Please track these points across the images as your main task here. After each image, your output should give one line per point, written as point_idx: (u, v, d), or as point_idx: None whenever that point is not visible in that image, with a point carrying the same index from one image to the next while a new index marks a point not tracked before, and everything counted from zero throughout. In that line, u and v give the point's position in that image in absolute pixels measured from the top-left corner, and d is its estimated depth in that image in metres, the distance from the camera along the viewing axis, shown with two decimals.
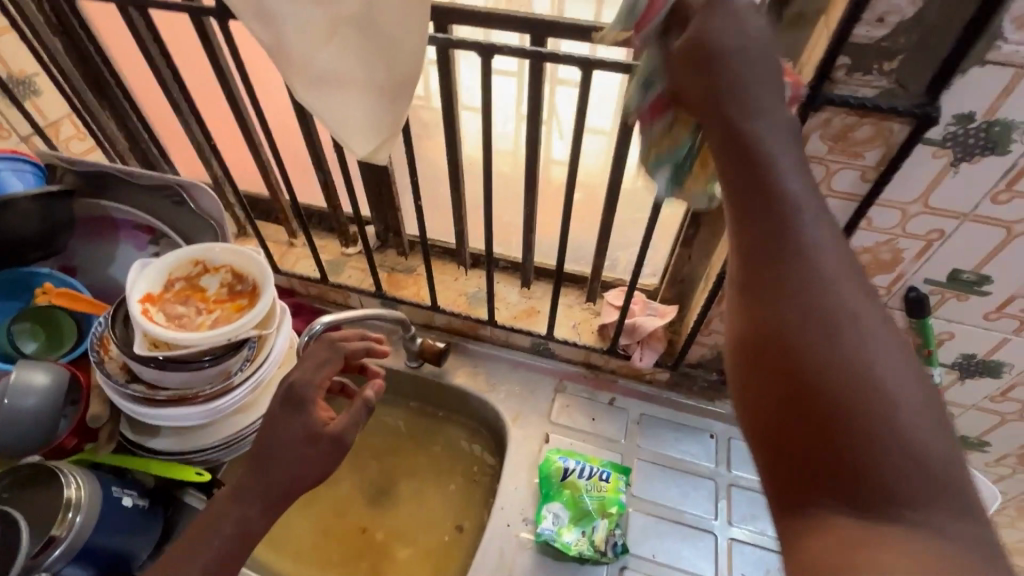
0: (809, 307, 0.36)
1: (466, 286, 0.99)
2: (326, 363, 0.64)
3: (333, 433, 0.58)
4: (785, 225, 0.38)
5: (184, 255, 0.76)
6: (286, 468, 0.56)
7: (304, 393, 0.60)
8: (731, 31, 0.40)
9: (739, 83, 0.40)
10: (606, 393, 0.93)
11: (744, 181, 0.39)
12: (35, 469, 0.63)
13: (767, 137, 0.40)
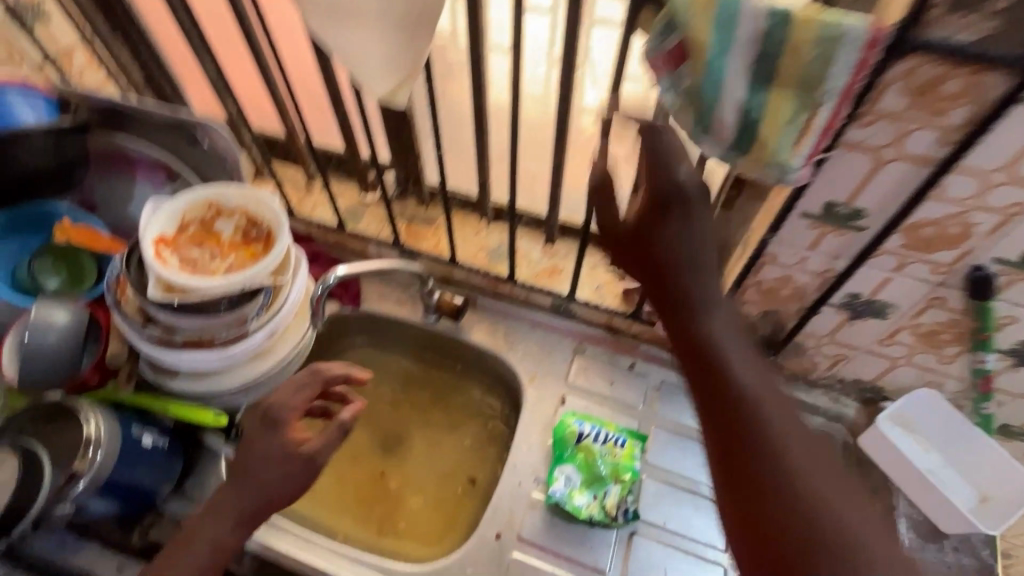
0: (755, 445, 0.44)
1: (487, 241, 0.95)
2: (303, 387, 0.65)
3: (306, 453, 0.61)
4: (729, 365, 0.48)
5: (197, 198, 0.73)
6: (258, 489, 0.59)
7: (280, 415, 0.62)
8: (672, 234, 0.53)
9: (675, 274, 0.52)
10: (626, 357, 0.89)
11: (702, 377, 0.48)
12: (57, 406, 0.63)
13: (716, 320, 0.50)
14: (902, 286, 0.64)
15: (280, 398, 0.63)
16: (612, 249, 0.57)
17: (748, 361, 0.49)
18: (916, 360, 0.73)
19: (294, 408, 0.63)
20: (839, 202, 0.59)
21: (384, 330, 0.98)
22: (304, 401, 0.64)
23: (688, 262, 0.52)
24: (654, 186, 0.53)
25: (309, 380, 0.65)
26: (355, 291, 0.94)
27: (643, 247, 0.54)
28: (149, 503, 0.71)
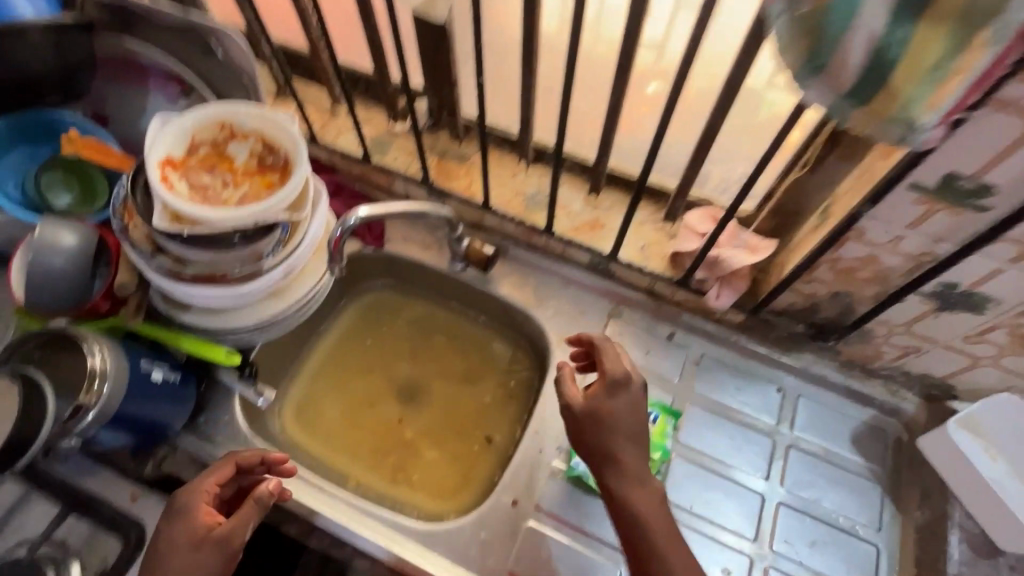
0: (627, 519, 0.60)
1: (524, 186, 0.86)
2: (213, 472, 0.62)
3: (219, 537, 0.57)
4: (616, 476, 0.62)
5: (208, 116, 0.65)
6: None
7: (187, 504, 0.59)
8: (622, 406, 0.63)
9: (597, 437, 0.63)
10: (666, 325, 0.82)
11: (629, 541, 0.60)
12: (61, 333, 0.60)
13: (636, 489, 0.61)
14: (1014, 280, 0.54)
15: (187, 487, 0.60)
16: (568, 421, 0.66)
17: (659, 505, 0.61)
18: (1005, 363, 0.64)
19: (201, 492, 0.60)
20: (962, 176, 0.48)
21: (408, 274, 0.92)
22: (213, 485, 0.61)
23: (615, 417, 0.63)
24: (594, 395, 0.64)
25: (220, 464, 0.63)
26: (376, 230, 0.87)
27: (579, 429, 0.64)
28: (161, 436, 0.69)
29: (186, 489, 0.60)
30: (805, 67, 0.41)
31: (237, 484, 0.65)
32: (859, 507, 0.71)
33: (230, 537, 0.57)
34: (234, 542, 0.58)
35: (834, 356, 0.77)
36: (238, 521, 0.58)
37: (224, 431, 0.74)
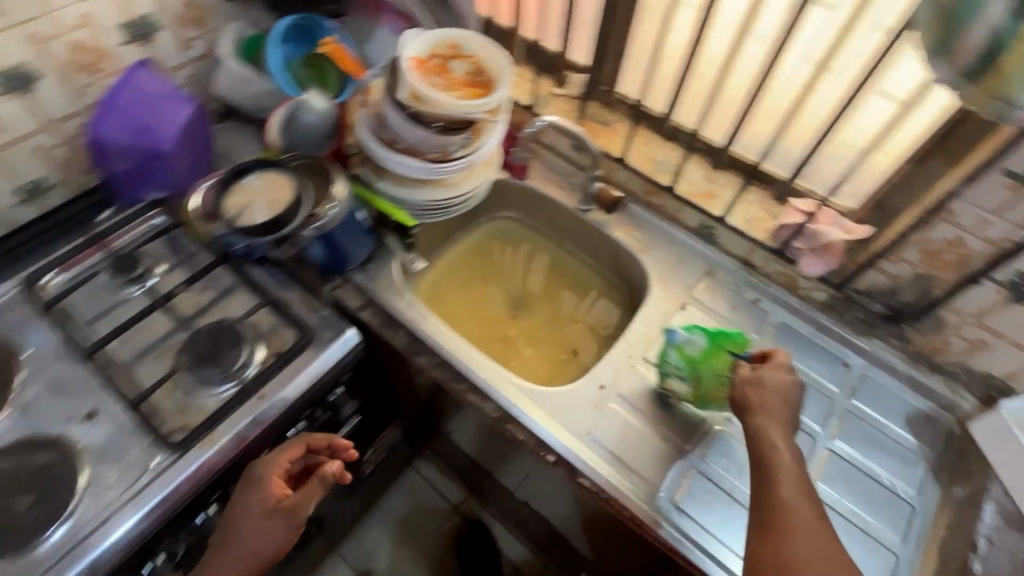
0: (765, 470, 0.65)
1: (655, 154, 1.03)
2: (283, 452, 0.78)
3: (287, 507, 0.75)
4: (756, 398, 0.70)
5: (447, 38, 0.88)
6: (246, 541, 0.73)
7: (263, 474, 0.76)
8: (774, 373, 0.71)
9: (767, 379, 0.71)
10: (752, 292, 0.95)
11: (756, 454, 0.67)
12: (319, 166, 0.82)
13: (773, 408, 0.69)
14: None
15: (265, 461, 0.77)
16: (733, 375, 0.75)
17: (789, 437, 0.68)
18: None
19: (276, 468, 0.77)
20: None
21: (535, 208, 1.09)
22: (286, 461, 0.78)
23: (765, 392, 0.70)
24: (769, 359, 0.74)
25: (291, 447, 0.80)
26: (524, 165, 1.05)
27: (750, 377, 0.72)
28: (342, 265, 0.90)
29: (262, 464, 0.77)
30: (940, 46, 0.56)
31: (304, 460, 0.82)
32: (902, 471, 0.80)
33: (296, 508, 0.75)
34: (299, 514, 0.76)
35: (901, 345, 0.87)
36: (303, 497, 0.76)
37: (381, 279, 0.92)
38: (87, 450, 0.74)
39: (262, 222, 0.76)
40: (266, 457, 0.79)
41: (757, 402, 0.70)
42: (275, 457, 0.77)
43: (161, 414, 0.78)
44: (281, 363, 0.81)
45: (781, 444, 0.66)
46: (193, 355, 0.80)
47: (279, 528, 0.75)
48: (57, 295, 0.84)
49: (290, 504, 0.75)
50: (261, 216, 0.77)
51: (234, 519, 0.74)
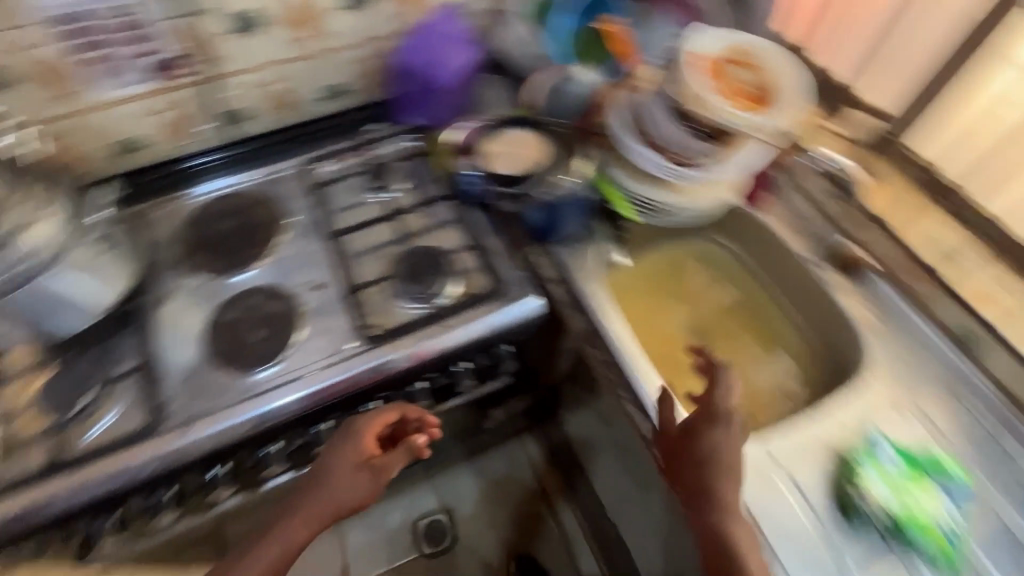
0: (718, 537, 0.69)
1: (926, 234, 0.95)
2: (376, 416, 0.82)
3: (375, 465, 0.81)
4: (695, 464, 0.71)
5: (751, 43, 0.88)
6: (337, 486, 0.80)
7: (358, 430, 0.82)
8: (718, 434, 0.71)
9: (702, 442, 0.71)
10: (995, 420, 0.81)
11: (698, 509, 0.71)
12: (566, 143, 0.93)
13: (729, 474, 0.70)
14: None
15: (361, 422, 0.82)
16: (663, 430, 0.75)
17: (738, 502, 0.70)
18: None
19: (370, 430, 0.82)
20: None
21: (757, 248, 1.00)
22: (378, 425, 0.82)
23: (705, 446, 0.71)
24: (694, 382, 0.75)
25: (383, 413, 0.83)
26: (763, 196, 0.95)
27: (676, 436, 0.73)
28: (547, 235, 0.92)
29: (358, 421, 0.83)
30: None
31: (395, 425, 0.86)
32: None
33: (381, 470, 0.81)
34: (384, 473, 0.82)
35: None
36: (391, 460, 0.81)
37: (579, 262, 0.93)
38: (309, 313, 0.88)
39: (509, 173, 0.89)
40: (360, 416, 0.84)
41: (694, 454, 0.71)
42: (371, 417, 0.83)
43: (368, 306, 0.89)
44: (472, 305, 0.87)
45: (731, 503, 0.69)
46: (406, 272, 0.91)
47: (361, 483, 0.81)
48: (327, 179, 1.01)
49: (375, 465, 0.81)
50: (508, 168, 0.90)
51: (330, 462, 0.81)
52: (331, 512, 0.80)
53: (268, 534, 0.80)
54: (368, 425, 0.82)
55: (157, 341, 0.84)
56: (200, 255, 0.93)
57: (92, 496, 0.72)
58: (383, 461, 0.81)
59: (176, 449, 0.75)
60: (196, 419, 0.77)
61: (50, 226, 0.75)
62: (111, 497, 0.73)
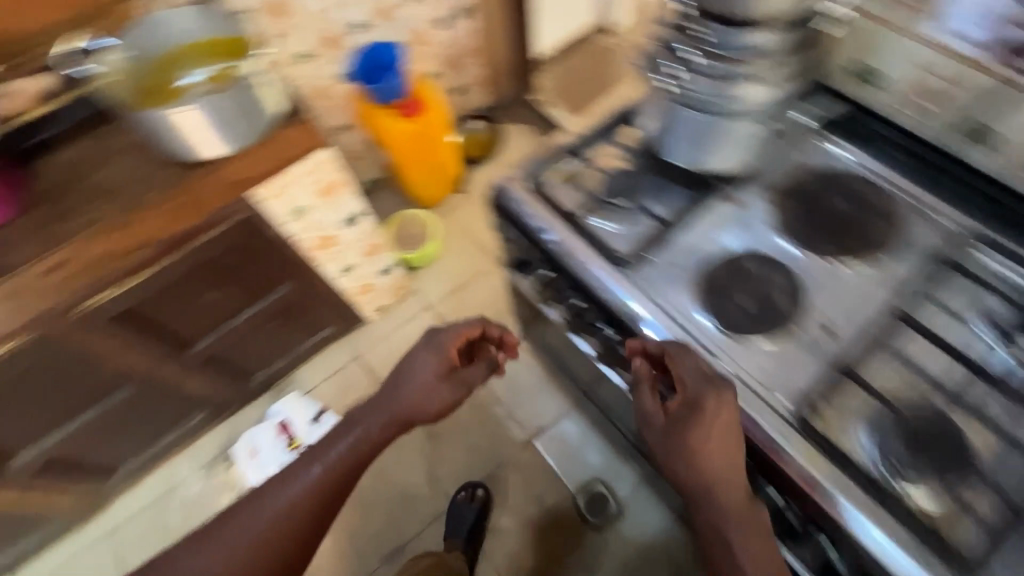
0: (703, 503, 0.68)
1: None
2: (450, 333, 0.96)
3: (461, 377, 0.95)
4: (672, 442, 0.69)
5: None
6: (420, 393, 0.91)
7: (441, 341, 0.96)
8: (688, 407, 0.70)
9: (681, 417, 0.70)
10: None
11: (679, 480, 0.70)
12: None
13: (705, 439, 0.67)
14: None
15: (442, 333, 0.96)
16: (640, 409, 0.75)
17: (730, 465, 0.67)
18: None
19: (454, 339, 0.96)
20: None
21: None
22: (464, 334, 0.97)
23: (699, 434, 0.67)
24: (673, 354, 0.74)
25: (460, 329, 0.97)
26: None
27: (652, 413, 0.74)
28: None
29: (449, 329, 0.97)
30: None
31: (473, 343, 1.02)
32: None
33: (463, 379, 0.96)
34: (467, 381, 0.96)
35: None
36: (472, 372, 0.97)
37: None
38: (790, 335, 0.76)
39: None
40: (438, 330, 0.97)
41: (688, 444, 0.68)
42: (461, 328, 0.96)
43: (840, 397, 0.72)
44: (925, 544, 0.60)
45: (714, 465, 0.67)
46: (909, 428, 0.69)
47: (452, 389, 0.93)
48: (973, 272, 0.77)
49: (460, 376, 0.95)
50: None
51: (414, 370, 0.93)
52: (412, 415, 0.92)
53: (352, 428, 0.90)
54: (461, 331, 0.96)
55: (689, 218, 0.87)
56: (787, 201, 0.88)
57: (554, 248, 0.85)
58: (468, 372, 0.97)
59: (613, 289, 0.81)
60: (642, 293, 0.80)
61: (773, 91, 0.74)
62: (549, 257, 0.88)
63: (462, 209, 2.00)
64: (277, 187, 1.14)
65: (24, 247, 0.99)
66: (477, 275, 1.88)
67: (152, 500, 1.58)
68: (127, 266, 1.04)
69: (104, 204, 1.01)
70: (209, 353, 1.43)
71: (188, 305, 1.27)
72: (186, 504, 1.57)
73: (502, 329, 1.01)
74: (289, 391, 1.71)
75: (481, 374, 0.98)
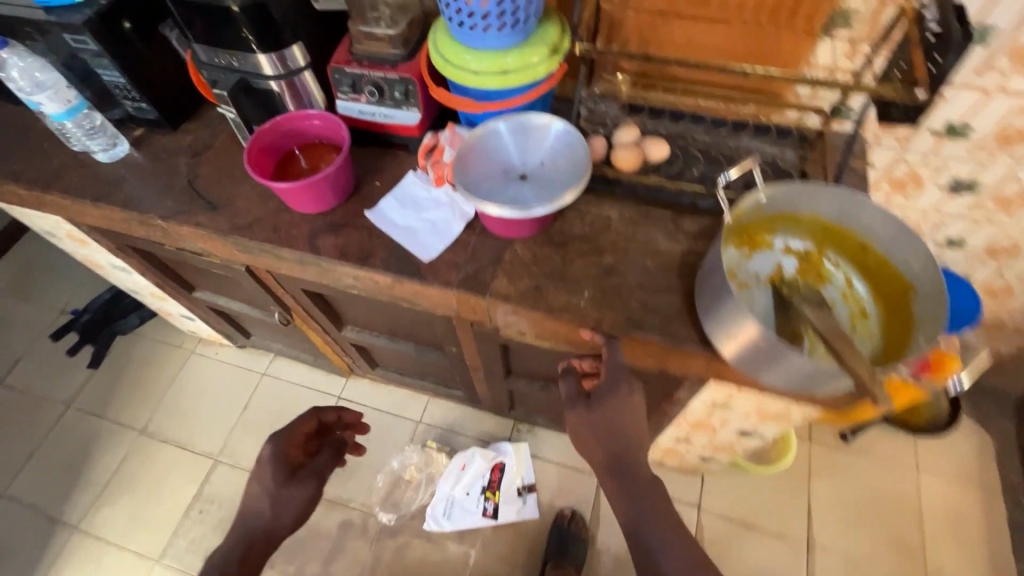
0: (616, 465, 0.81)
1: None
2: (289, 433, 1.01)
3: (313, 469, 1.02)
4: (594, 408, 0.83)
5: None
6: (274, 506, 0.95)
7: (280, 449, 0.99)
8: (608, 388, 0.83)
9: (602, 390, 0.83)
10: None
11: (600, 448, 0.83)
12: None
13: (621, 401, 0.82)
14: None
15: (282, 431, 1.01)
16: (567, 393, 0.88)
17: (639, 423, 0.81)
18: None
19: (296, 437, 1.01)
20: None
21: None
22: (303, 424, 1.03)
23: (609, 416, 0.82)
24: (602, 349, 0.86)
25: (306, 420, 1.03)
26: None
27: (575, 388, 0.87)
28: None
29: (286, 427, 1.03)
30: None
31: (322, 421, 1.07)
32: None
33: (310, 473, 1.01)
34: (320, 474, 1.02)
35: None
36: (319, 460, 1.04)
37: None
38: None
39: None
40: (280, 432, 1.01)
41: (605, 423, 0.82)
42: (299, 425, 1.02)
43: None
44: None
45: (620, 420, 0.81)
46: None
47: (301, 488, 0.98)
48: None
49: (305, 474, 1.00)
50: None
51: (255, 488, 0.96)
52: (273, 534, 0.95)
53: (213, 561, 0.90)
54: (304, 421, 1.03)
55: None
56: None
57: None
58: (314, 467, 1.02)
59: None
60: None
61: None
62: None
63: (822, 449, 1.55)
64: (742, 391, 0.90)
65: (512, 283, 0.86)
66: (774, 533, 1.45)
67: (376, 411, 1.70)
68: (557, 341, 0.93)
69: (602, 302, 0.83)
70: (511, 387, 1.34)
71: (548, 367, 1.17)
72: (391, 442, 1.64)
73: (339, 411, 1.09)
74: (523, 439, 1.61)
75: (327, 461, 1.05)
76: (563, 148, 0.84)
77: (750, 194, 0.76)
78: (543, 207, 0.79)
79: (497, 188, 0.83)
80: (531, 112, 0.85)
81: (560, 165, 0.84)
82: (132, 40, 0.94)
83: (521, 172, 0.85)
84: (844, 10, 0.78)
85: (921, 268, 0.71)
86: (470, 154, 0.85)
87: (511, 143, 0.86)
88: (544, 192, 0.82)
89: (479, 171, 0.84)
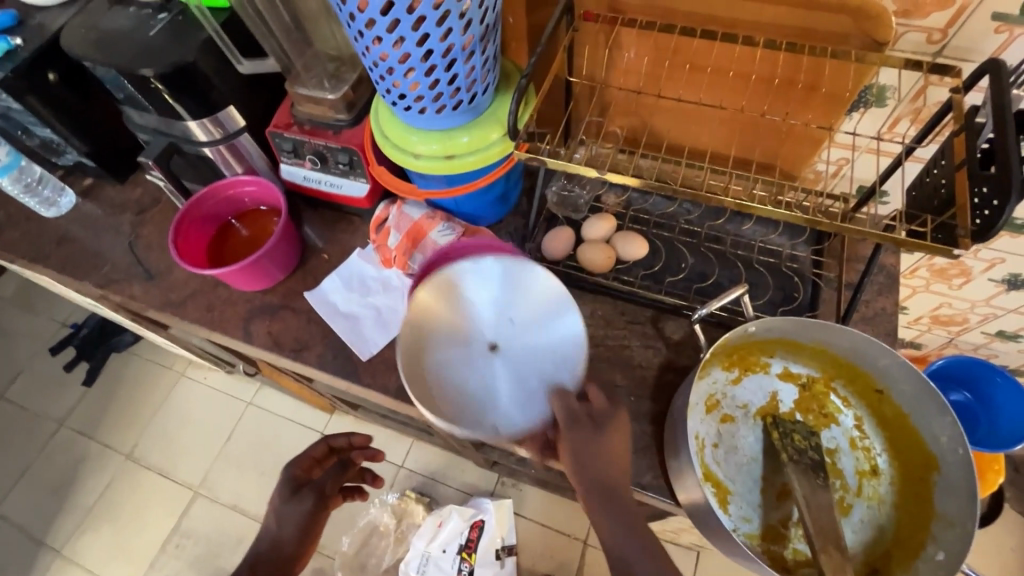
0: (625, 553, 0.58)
1: None
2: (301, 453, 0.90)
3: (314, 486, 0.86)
4: (585, 440, 0.59)
5: None
6: (276, 527, 0.82)
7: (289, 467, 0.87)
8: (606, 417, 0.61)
9: (599, 418, 0.60)
10: None
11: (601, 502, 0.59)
12: None
13: (620, 429, 0.61)
14: None
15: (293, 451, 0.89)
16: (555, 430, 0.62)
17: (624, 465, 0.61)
18: None
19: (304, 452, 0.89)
20: None
21: None
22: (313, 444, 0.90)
23: (603, 446, 0.60)
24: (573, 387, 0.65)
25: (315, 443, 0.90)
26: None
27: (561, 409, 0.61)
28: None
29: None
30: None
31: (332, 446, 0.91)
32: None
33: (314, 489, 0.85)
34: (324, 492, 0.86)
35: None
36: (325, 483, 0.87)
37: None
38: None
39: None
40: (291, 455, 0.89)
41: (607, 460, 0.60)
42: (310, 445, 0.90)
43: None
44: None
45: (620, 459, 0.60)
46: None
47: (302, 502, 0.83)
48: None
49: (309, 489, 0.85)
50: None
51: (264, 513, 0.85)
52: (276, 553, 0.80)
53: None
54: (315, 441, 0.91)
55: None
56: None
57: None
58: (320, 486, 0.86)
59: None
60: None
61: None
62: None
63: None
64: None
65: None
66: None
67: None
68: None
69: None
70: (488, 456, 1.24)
71: None
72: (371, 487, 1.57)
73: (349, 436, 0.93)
74: (506, 495, 1.52)
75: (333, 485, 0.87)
76: (543, 304, 0.68)
77: (737, 326, 0.62)
78: (524, 407, 0.63)
79: (466, 373, 0.66)
80: (506, 259, 0.69)
81: (537, 327, 0.67)
82: (60, 92, 0.85)
83: (492, 340, 0.68)
84: (875, 86, 0.62)
85: (948, 441, 0.57)
86: (428, 321, 0.67)
87: (467, 299, 0.69)
88: (526, 369, 0.65)
89: (439, 350, 0.67)
